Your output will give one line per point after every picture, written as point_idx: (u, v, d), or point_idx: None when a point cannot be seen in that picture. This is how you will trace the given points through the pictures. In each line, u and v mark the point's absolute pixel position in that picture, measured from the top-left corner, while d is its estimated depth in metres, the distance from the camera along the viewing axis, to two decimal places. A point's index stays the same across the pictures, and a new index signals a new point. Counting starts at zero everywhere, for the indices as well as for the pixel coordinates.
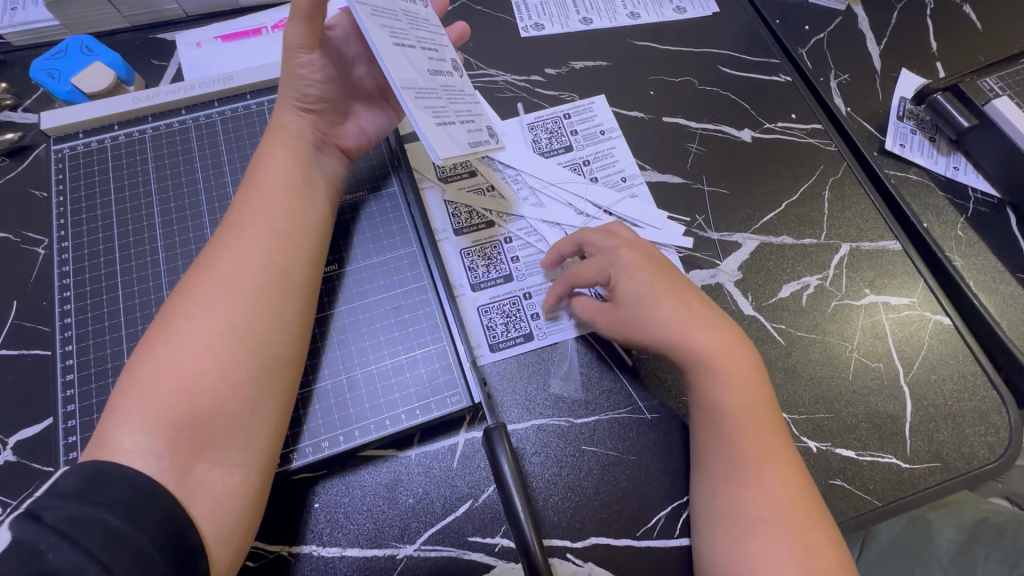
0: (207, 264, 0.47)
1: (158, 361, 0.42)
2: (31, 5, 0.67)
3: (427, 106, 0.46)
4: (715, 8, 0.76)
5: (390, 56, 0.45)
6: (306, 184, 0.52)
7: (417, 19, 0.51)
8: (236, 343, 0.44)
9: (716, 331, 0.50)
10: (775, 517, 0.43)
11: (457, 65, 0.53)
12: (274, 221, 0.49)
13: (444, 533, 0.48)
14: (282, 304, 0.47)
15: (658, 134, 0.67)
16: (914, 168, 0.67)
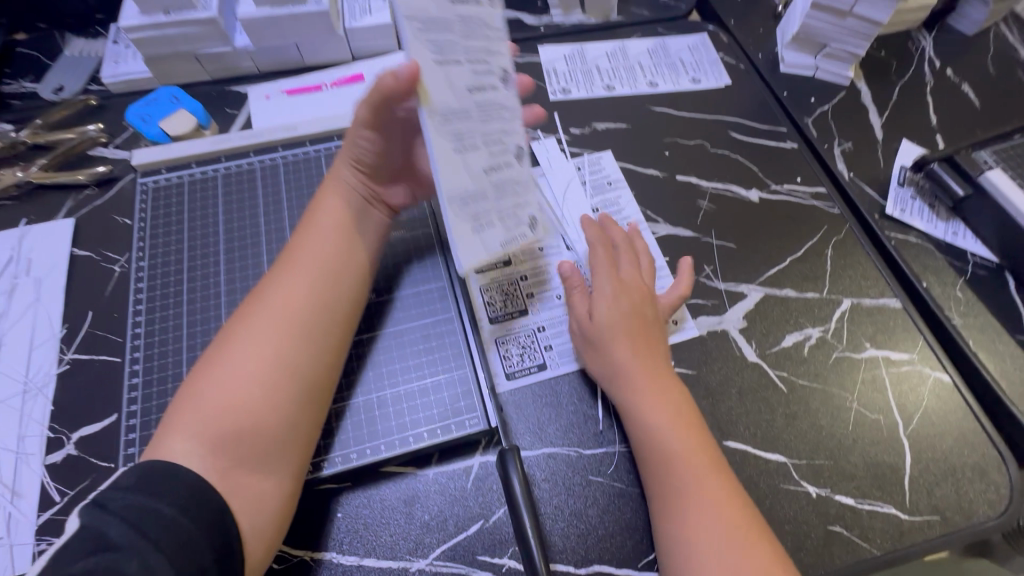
0: (260, 296, 0.53)
1: (214, 376, 0.48)
2: (131, 59, 0.78)
3: (470, 213, 0.48)
4: (727, 80, 0.84)
5: (446, 165, 0.46)
6: (354, 232, 0.58)
7: (493, 108, 0.49)
8: (278, 370, 0.49)
9: (653, 376, 0.54)
10: (709, 549, 0.47)
11: (522, 151, 0.51)
12: (322, 263, 0.55)
13: (455, 550, 0.51)
14: (323, 338, 0.52)
15: (671, 190, 0.73)
16: (915, 231, 0.71)
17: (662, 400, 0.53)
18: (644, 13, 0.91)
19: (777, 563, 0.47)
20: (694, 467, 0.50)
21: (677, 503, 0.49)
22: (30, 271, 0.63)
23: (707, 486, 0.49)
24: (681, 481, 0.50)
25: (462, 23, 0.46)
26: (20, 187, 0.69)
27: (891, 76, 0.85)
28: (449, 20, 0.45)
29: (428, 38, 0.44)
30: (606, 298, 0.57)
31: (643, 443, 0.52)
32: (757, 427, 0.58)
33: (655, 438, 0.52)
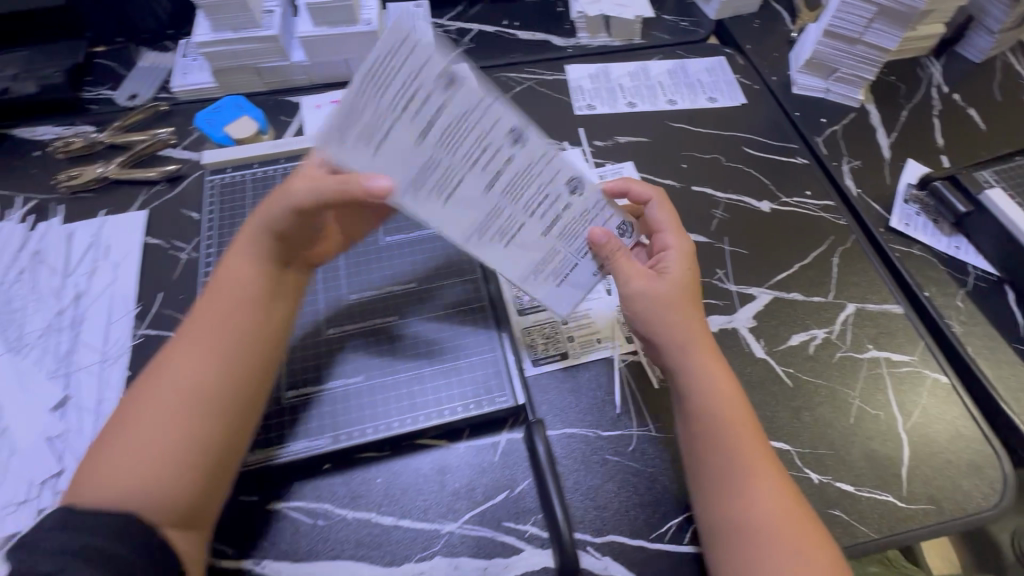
0: (170, 359, 0.52)
1: (130, 423, 0.49)
2: (198, 70, 0.87)
3: (549, 275, 0.55)
4: (742, 99, 0.90)
5: (509, 258, 0.53)
6: (252, 291, 0.56)
7: (526, 166, 0.50)
8: (185, 416, 0.50)
9: (709, 352, 0.56)
10: (770, 515, 0.49)
11: (576, 182, 0.53)
12: (244, 333, 0.54)
13: (483, 516, 0.56)
14: (203, 403, 0.50)
15: (687, 199, 0.78)
16: (918, 244, 0.75)
17: (716, 372, 0.55)
18: (665, 36, 0.98)
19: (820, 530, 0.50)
20: (747, 437, 0.52)
21: (734, 477, 0.51)
22: (108, 256, 0.70)
23: (763, 459, 0.52)
24: (739, 449, 0.52)
25: (449, 136, 0.46)
26: (99, 182, 0.77)
27: (899, 99, 0.90)
28: (428, 152, 0.47)
29: (421, 170, 0.47)
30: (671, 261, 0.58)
31: (698, 410, 0.54)
32: (763, 418, 0.62)
33: (716, 410, 0.53)
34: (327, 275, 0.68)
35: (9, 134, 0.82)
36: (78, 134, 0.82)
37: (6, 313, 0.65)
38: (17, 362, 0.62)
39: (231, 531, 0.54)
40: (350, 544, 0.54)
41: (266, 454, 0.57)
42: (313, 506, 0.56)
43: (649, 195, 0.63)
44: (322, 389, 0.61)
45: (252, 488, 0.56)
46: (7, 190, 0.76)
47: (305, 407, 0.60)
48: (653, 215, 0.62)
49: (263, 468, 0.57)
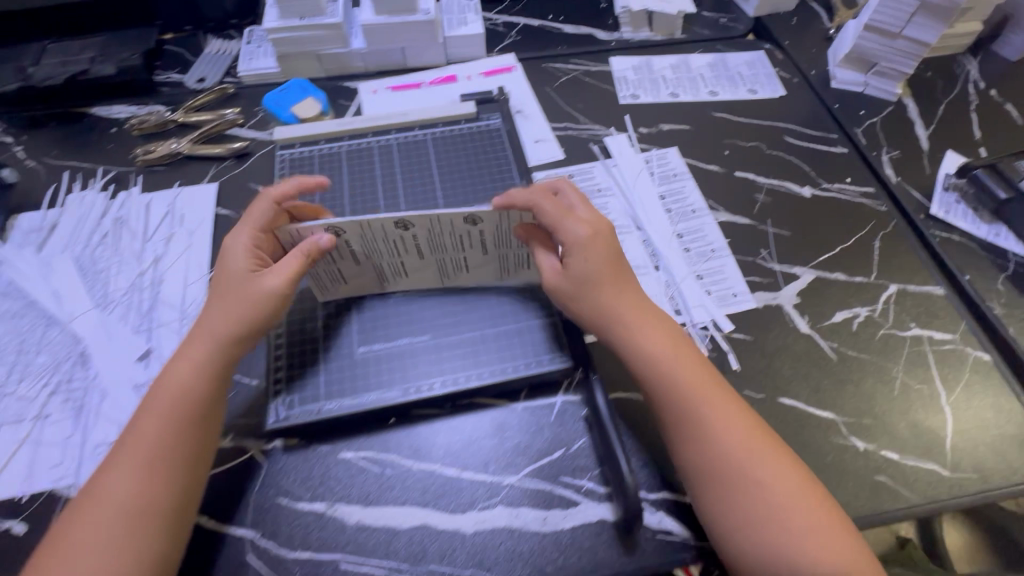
0: (109, 468, 0.52)
1: (77, 529, 0.49)
2: (263, 57, 0.91)
3: (511, 274, 0.66)
4: (782, 92, 0.92)
5: (475, 275, 0.66)
6: (193, 397, 0.55)
7: (430, 225, 0.58)
8: (126, 520, 0.49)
9: (642, 316, 0.60)
10: (734, 450, 0.54)
11: (470, 216, 0.57)
12: (164, 439, 0.53)
13: (541, 470, 0.59)
14: (139, 521, 0.49)
15: (730, 184, 0.81)
16: (958, 230, 0.77)
17: (653, 331, 0.60)
18: (705, 32, 1.01)
19: (782, 447, 0.56)
20: (697, 384, 0.57)
21: (696, 427, 0.55)
22: (183, 223, 0.75)
23: (716, 405, 0.56)
24: (693, 399, 0.56)
25: (373, 242, 0.59)
26: (173, 157, 0.82)
27: (937, 94, 0.92)
28: (370, 260, 0.62)
29: (383, 261, 0.62)
30: (582, 250, 0.59)
31: (646, 374, 0.58)
32: (809, 388, 0.64)
33: (663, 372, 0.57)
34: None
35: (87, 112, 0.87)
36: (151, 113, 0.87)
37: (93, 273, 0.69)
38: (105, 317, 0.66)
39: (306, 477, 0.58)
40: (416, 492, 0.57)
41: (340, 403, 0.60)
42: (381, 457, 0.59)
43: (530, 199, 0.60)
44: (391, 345, 0.64)
45: (325, 438, 0.60)
46: (88, 162, 0.81)
47: (374, 360, 0.63)
48: (544, 214, 0.60)
49: (338, 417, 0.60)
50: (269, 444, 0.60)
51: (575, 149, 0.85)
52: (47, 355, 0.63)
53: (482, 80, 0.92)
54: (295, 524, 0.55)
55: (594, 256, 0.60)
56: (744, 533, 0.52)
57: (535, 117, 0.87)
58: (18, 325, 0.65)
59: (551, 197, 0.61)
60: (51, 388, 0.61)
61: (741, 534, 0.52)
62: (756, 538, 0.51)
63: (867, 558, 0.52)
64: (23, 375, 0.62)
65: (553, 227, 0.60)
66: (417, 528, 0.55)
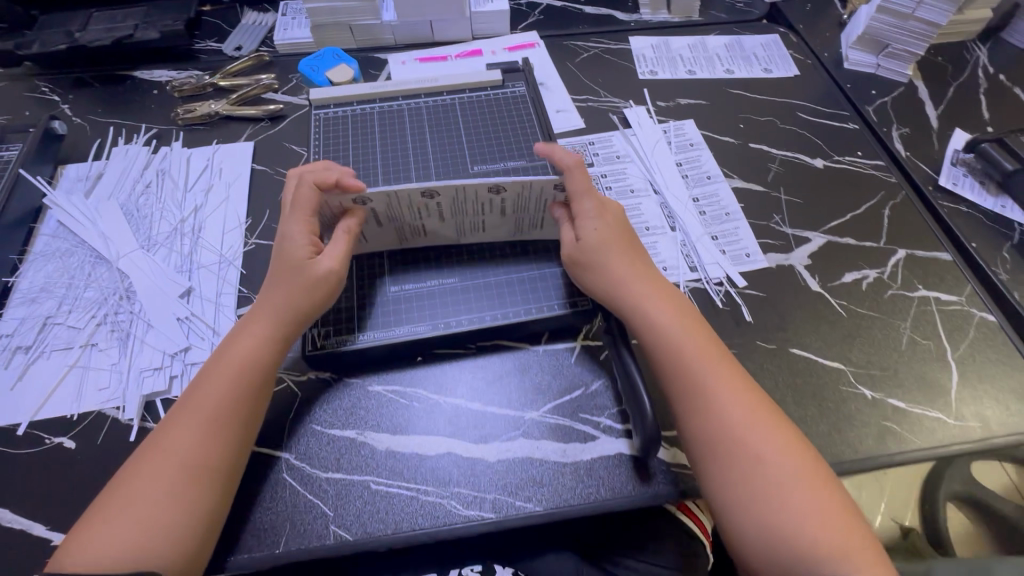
0: (173, 425, 0.53)
1: (135, 478, 0.51)
2: (297, 28, 0.96)
3: (523, 233, 0.70)
4: (796, 72, 0.96)
5: (491, 233, 0.69)
6: (259, 367, 0.56)
7: (453, 194, 0.61)
8: (184, 474, 0.50)
9: (651, 289, 0.62)
10: (739, 420, 0.55)
11: (494, 186, 0.60)
12: (228, 402, 0.54)
13: (561, 407, 0.62)
14: (202, 479, 0.51)
15: (745, 154, 0.84)
16: (966, 202, 0.80)
17: (665, 305, 0.61)
18: (722, 15, 1.04)
19: (788, 424, 0.57)
20: (706, 357, 0.58)
21: (699, 395, 0.57)
22: (221, 176, 0.78)
23: (720, 375, 0.57)
24: (699, 370, 0.57)
25: (397, 208, 0.62)
26: (211, 118, 0.85)
27: (947, 77, 0.95)
28: (397, 223, 0.65)
29: (404, 223, 0.64)
30: (593, 223, 0.63)
31: (655, 343, 0.60)
32: (818, 341, 0.67)
33: (669, 340, 0.59)
34: None
35: (129, 75, 0.92)
36: (190, 77, 0.91)
37: (137, 218, 0.73)
38: (148, 257, 0.69)
39: (338, 407, 0.61)
40: (442, 423, 0.60)
41: (372, 336, 0.63)
42: (408, 391, 0.62)
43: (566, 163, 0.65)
44: (421, 286, 0.67)
45: (357, 372, 0.63)
46: (131, 120, 0.86)
47: (405, 299, 0.66)
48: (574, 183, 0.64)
49: (370, 348, 0.63)
50: (303, 375, 0.63)
51: (595, 119, 0.88)
52: (95, 290, 0.67)
53: (506, 54, 0.96)
54: (327, 448, 0.59)
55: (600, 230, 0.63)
56: (738, 501, 0.53)
57: (557, 90, 0.91)
58: (67, 263, 0.69)
59: (581, 170, 0.65)
60: (99, 320, 0.65)
61: (729, 497, 0.53)
62: (755, 502, 0.52)
63: (867, 537, 0.52)
64: (72, 308, 0.66)
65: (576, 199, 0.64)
66: (442, 455, 0.58)
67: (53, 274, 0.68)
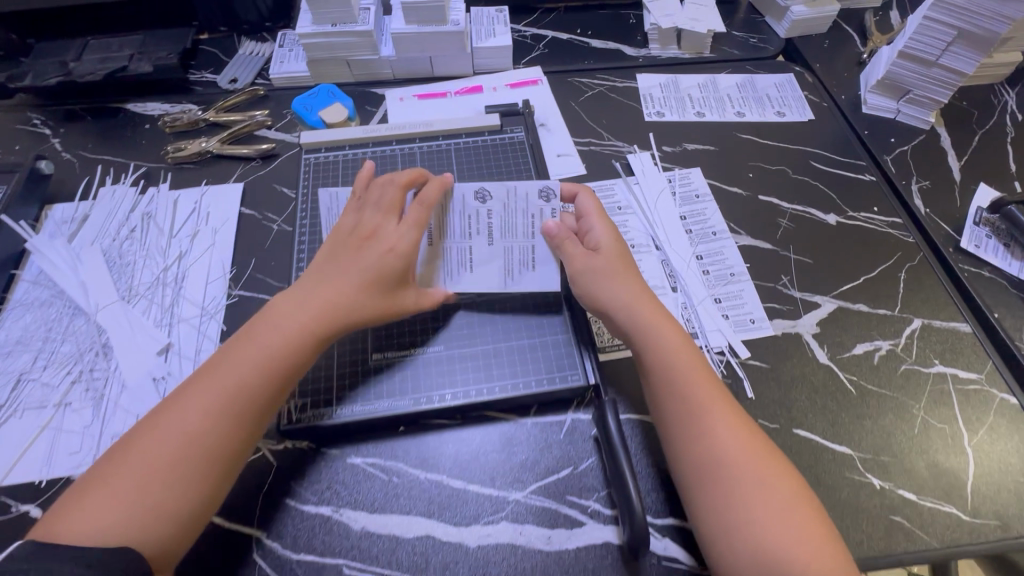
0: (186, 398, 0.52)
1: (140, 444, 0.50)
2: (294, 60, 0.93)
3: (508, 275, 0.66)
4: (811, 116, 0.91)
5: (476, 277, 0.66)
6: (289, 354, 0.55)
7: (446, 199, 0.64)
8: (189, 449, 0.49)
9: (652, 303, 0.61)
10: (732, 451, 0.52)
11: (481, 191, 0.65)
12: (247, 385, 0.53)
13: (548, 488, 0.58)
14: (207, 456, 0.50)
15: (754, 208, 0.80)
16: (989, 266, 0.75)
17: (664, 325, 0.59)
18: (734, 51, 1.00)
19: (786, 465, 0.53)
20: (702, 381, 0.56)
21: (691, 418, 0.54)
22: (208, 221, 0.76)
23: (714, 402, 0.55)
24: (694, 394, 0.55)
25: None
26: (201, 156, 0.83)
27: (971, 124, 0.90)
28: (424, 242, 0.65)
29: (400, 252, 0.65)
30: (603, 230, 0.64)
31: (648, 357, 0.57)
32: (825, 421, 0.63)
33: (666, 358, 0.57)
34: None
35: (123, 108, 0.90)
36: (183, 111, 0.89)
37: (119, 267, 0.71)
38: (128, 310, 0.67)
39: (315, 479, 0.58)
40: (422, 502, 0.57)
41: (352, 409, 0.61)
42: (388, 463, 0.60)
43: (575, 189, 0.68)
44: (406, 353, 0.64)
45: (336, 443, 0.61)
46: (120, 157, 0.84)
47: (388, 368, 0.63)
48: (580, 204, 0.67)
49: (348, 423, 0.60)
50: (279, 443, 0.60)
51: (597, 165, 0.84)
52: (72, 344, 0.65)
53: (507, 92, 0.93)
54: (300, 525, 0.56)
55: (607, 237, 0.64)
56: (727, 545, 0.49)
57: (558, 132, 0.88)
58: (45, 315, 0.67)
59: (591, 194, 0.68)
60: (74, 378, 0.63)
61: (719, 538, 0.49)
62: (745, 543, 0.48)
63: None
64: (48, 363, 0.64)
65: (590, 215, 0.66)
66: (420, 537, 0.56)
67: (31, 325, 0.67)
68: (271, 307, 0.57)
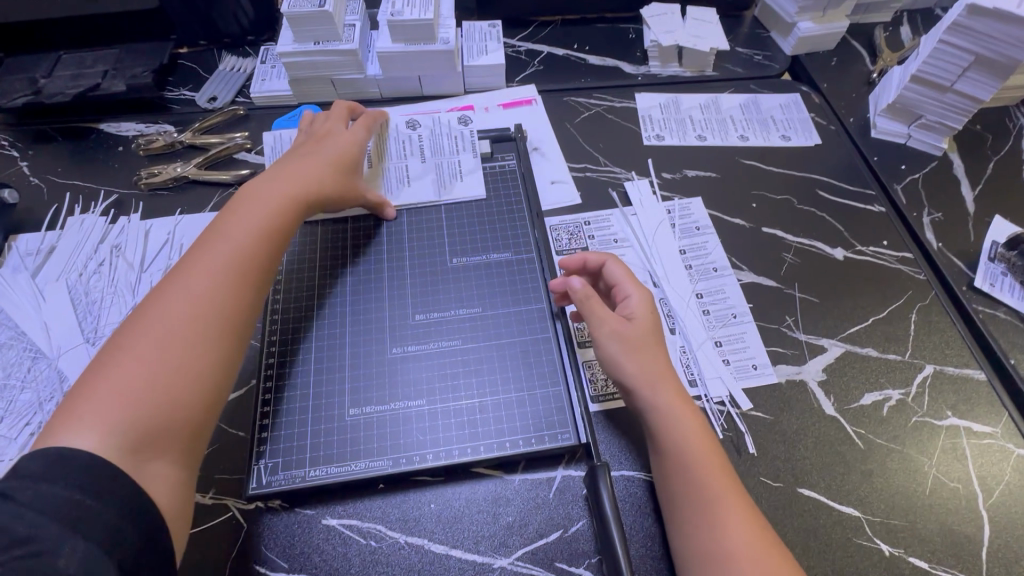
0: (181, 277, 0.54)
1: (135, 336, 0.50)
2: (276, 78, 0.89)
3: (439, 186, 0.76)
4: (818, 140, 0.87)
5: (413, 191, 0.75)
6: (273, 231, 0.61)
7: (383, 129, 0.79)
8: (191, 329, 0.52)
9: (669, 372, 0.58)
10: (743, 549, 0.48)
11: (411, 124, 0.81)
12: (245, 257, 0.57)
13: (536, 555, 0.55)
14: (209, 333, 0.52)
15: (758, 241, 0.76)
16: (1004, 306, 0.71)
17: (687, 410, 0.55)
18: (738, 69, 0.96)
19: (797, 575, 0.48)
20: (716, 466, 0.53)
21: (703, 507, 0.51)
22: (181, 254, 0.72)
23: (729, 494, 0.51)
24: (708, 483, 0.52)
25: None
26: (176, 182, 0.79)
27: (986, 150, 0.86)
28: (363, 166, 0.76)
29: None
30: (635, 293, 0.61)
31: (662, 434, 0.54)
32: (831, 480, 0.59)
33: (683, 436, 0.54)
34: (396, 295, 0.67)
35: (95, 128, 0.86)
36: (159, 132, 0.85)
37: (85, 305, 0.67)
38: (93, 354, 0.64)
39: (287, 544, 0.55)
40: (401, 569, 0.54)
41: (326, 471, 0.57)
42: (366, 527, 0.56)
43: (603, 259, 0.65)
44: (386, 407, 0.60)
45: (310, 504, 0.57)
46: (91, 183, 0.79)
47: (365, 425, 0.59)
48: (610, 275, 0.64)
49: (322, 486, 0.56)
50: (249, 504, 0.56)
51: (593, 193, 0.80)
52: (31, 392, 0.61)
53: (499, 112, 0.88)
54: None
55: (637, 299, 0.61)
56: None
57: (552, 157, 0.83)
58: (4, 359, 0.63)
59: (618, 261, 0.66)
60: (32, 429, 0.59)
61: None
62: None
63: None
64: (6, 413, 0.60)
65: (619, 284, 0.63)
66: None
67: None
68: (243, 194, 0.63)
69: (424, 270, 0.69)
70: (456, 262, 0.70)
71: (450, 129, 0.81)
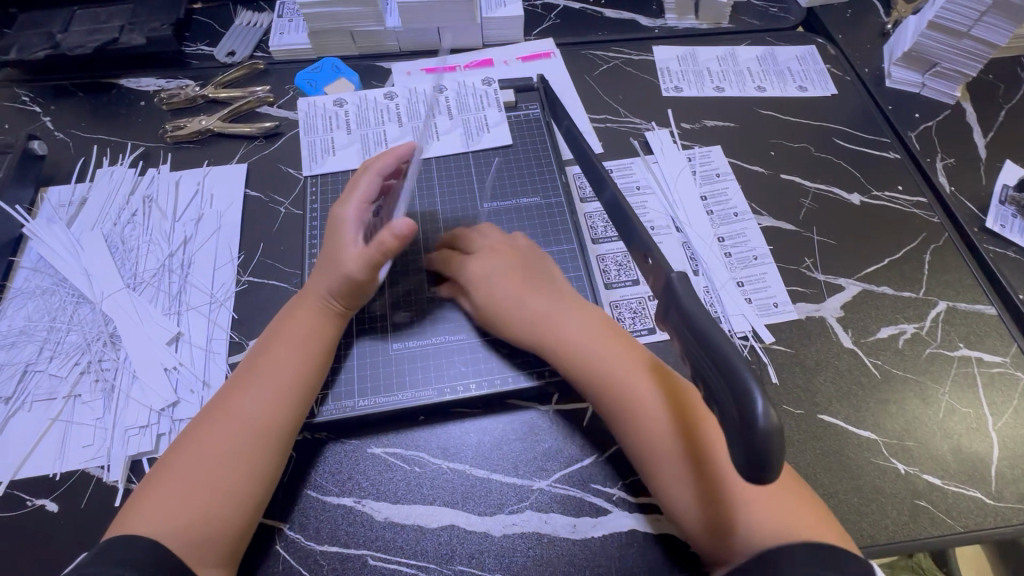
0: (236, 391, 0.53)
1: (194, 444, 0.51)
2: (294, 32, 0.88)
3: (464, 139, 0.78)
4: (834, 90, 0.88)
5: (439, 143, 0.77)
6: (321, 337, 0.58)
7: (408, 95, 0.83)
8: (240, 444, 0.51)
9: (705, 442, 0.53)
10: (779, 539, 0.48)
11: (438, 87, 0.84)
12: (288, 374, 0.55)
13: (573, 477, 0.58)
14: (258, 440, 0.51)
15: (777, 187, 0.78)
16: (1014, 247, 0.74)
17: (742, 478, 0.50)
18: (753, 21, 0.96)
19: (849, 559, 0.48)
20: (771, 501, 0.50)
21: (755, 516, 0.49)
22: (213, 204, 0.73)
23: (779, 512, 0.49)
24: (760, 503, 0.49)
25: (366, 111, 0.82)
26: (202, 134, 0.79)
27: (998, 98, 0.88)
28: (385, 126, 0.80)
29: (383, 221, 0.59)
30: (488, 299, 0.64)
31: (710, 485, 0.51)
32: (850, 408, 0.62)
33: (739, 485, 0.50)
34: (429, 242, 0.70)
35: (116, 83, 0.85)
36: (180, 87, 0.85)
37: (122, 253, 0.69)
38: (135, 298, 0.66)
39: (336, 471, 0.57)
40: (446, 491, 0.57)
41: (373, 400, 0.60)
42: (409, 454, 0.59)
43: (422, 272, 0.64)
44: (425, 343, 0.64)
45: (355, 433, 0.59)
46: (117, 136, 0.80)
47: (407, 358, 0.63)
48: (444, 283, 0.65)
49: (371, 414, 0.60)
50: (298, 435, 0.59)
51: (615, 143, 0.82)
52: (77, 334, 0.63)
53: (519, 65, 0.89)
54: (323, 518, 0.55)
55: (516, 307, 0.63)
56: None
57: (574, 109, 0.84)
58: (48, 304, 0.65)
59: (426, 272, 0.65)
60: (81, 368, 0.61)
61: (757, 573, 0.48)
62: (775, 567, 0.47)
63: None
64: (54, 354, 0.62)
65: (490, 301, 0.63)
66: (445, 528, 0.55)
67: (33, 315, 0.65)
68: (290, 302, 0.60)
69: (455, 218, 0.72)
70: (486, 206, 0.73)
71: (472, 87, 0.83)
